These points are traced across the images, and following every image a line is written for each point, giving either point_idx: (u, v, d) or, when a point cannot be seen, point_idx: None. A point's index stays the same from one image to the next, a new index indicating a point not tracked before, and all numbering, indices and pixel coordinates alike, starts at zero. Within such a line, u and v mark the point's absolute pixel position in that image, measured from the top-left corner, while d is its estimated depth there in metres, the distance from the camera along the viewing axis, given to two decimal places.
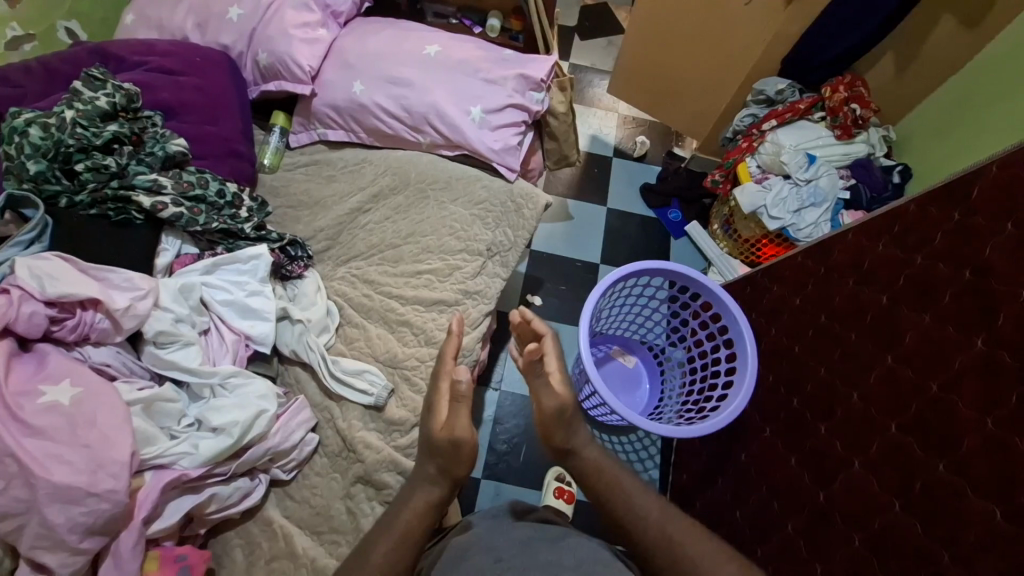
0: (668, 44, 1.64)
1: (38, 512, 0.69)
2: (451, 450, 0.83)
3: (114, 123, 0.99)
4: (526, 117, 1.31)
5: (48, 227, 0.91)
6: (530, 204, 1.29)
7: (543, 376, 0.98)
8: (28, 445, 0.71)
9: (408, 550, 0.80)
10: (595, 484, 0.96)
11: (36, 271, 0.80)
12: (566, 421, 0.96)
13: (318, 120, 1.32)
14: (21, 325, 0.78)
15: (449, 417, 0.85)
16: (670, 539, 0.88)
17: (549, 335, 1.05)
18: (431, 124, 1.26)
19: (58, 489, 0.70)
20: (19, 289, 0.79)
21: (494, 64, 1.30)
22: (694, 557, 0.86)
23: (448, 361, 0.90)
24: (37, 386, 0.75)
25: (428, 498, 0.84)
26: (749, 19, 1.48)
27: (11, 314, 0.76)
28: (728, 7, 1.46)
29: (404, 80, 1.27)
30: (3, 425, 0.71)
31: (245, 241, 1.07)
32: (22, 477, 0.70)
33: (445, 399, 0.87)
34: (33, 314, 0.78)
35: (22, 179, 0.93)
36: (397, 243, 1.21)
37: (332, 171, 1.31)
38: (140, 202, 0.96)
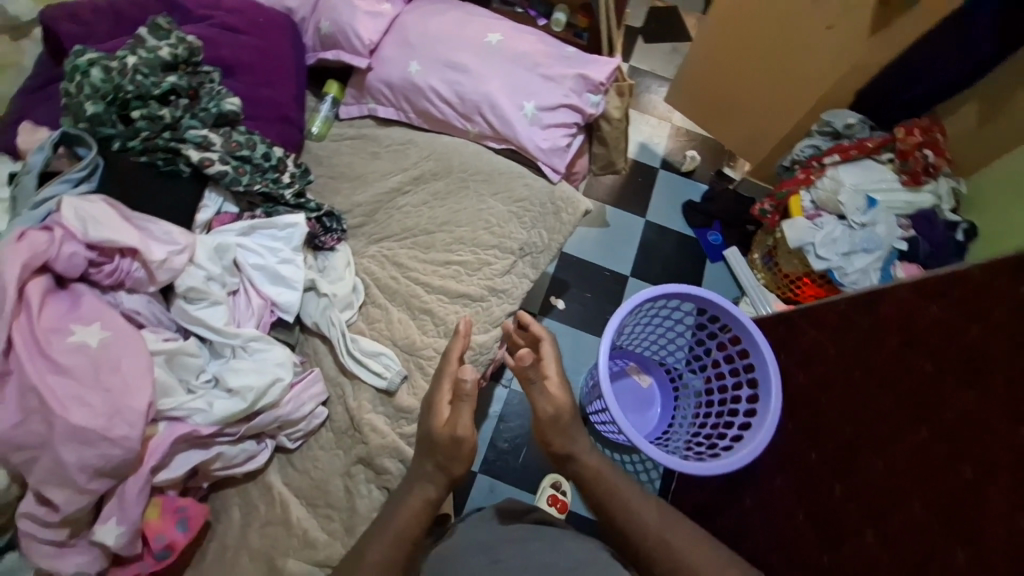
0: (737, 61, 1.58)
1: (52, 448, 0.72)
2: (451, 447, 0.83)
3: (173, 75, 0.98)
4: (579, 119, 1.27)
5: (99, 168, 0.92)
6: (569, 208, 1.29)
7: (537, 382, 0.98)
8: (52, 382, 0.73)
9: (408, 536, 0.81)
10: (593, 488, 0.95)
11: (82, 214, 0.81)
12: (564, 428, 0.96)
13: (371, 95, 1.32)
14: (60, 263, 0.78)
15: (450, 416, 0.85)
16: (667, 558, 0.87)
17: (546, 339, 1.03)
18: (482, 114, 1.25)
19: (74, 429, 0.72)
20: (62, 228, 0.80)
21: (555, 61, 1.26)
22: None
23: (451, 363, 0.91)
24: (68, 325, 0.77)
25: (427, 490, 0.85)
26: (825, 47, 1.42)
27: (52, 253, 0.77)
28: (807, 33, 1.41)
29: (461, 65, 1.25)
30: (32, 362, 0.73)
31: (284, 206, 1.08)
32: (41, 413, 0.72)
33: (446, 399, 0.88)
34: (72, 255, 0.79)
35: (79, 118, 0.93)
36: (429, 232, 1.23)
37: (377, 147, 1.32)
38: (189, 156, 0.96)
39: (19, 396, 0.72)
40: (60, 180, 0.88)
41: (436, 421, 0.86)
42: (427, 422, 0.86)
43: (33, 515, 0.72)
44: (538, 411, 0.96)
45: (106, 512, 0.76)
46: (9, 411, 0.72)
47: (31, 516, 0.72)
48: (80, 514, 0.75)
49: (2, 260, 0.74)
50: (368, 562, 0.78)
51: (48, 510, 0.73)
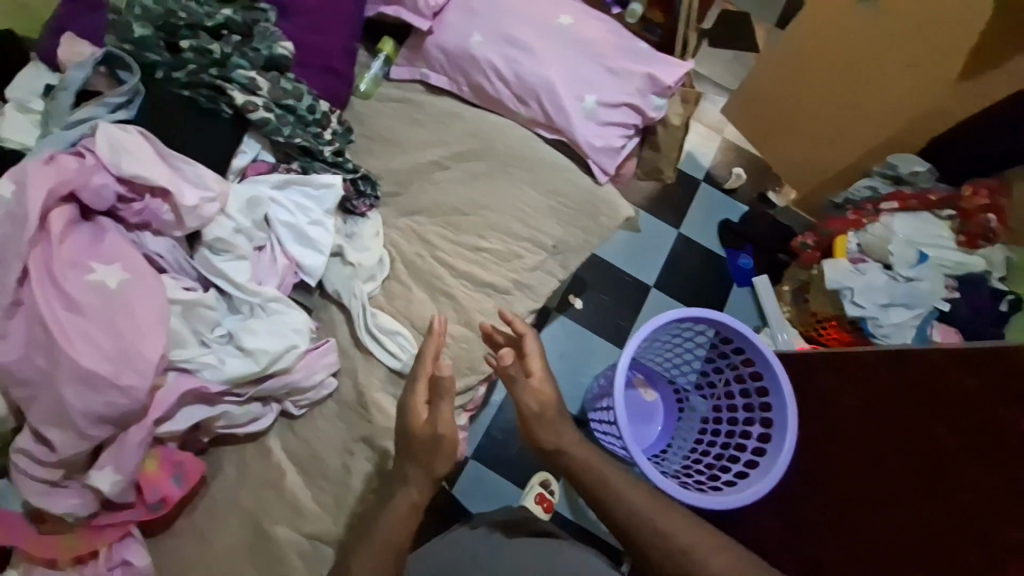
0: (806, 82, 1.51)
1: (56, 389, 0.69)
2: (429, 442, 0.81)
3: (229, 9, 0.93)
4: (638, 121, 1.21)
5: (138, 97, 0.88)
6: (609, 213, 1.23)
7: (519, 380, 0.94)
8: (64, 319, 0.70)
9: (398, 526, 0.81)
10: (582, 477, 0.93)
11: (114, 143, 0.78)
12: (549, 422, 0.94)
13: (425, 60, 1.26)
14: (87, 194, 0.76)
15: (430, 415, 0.81)
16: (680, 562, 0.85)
17: (529, 333, 0.96)
18: (537, 99, 1.18)
19: (82, 373, 0.70)
20: (94, 156, 0.77)
21: (623, 55, 1.19)
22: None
23: (425, 364, 0.84)
24: (87, 262, 0.73)
25: (411, 494, 0.83)
26: (896, 90, 1.38)
27: (80, 181, 0.75)
28: (881, 70, 1.37)
29: (525, 43, 1.18)
30: (43, 289, 0.70)
31: (320, 163, 1.03)
32: (49, 351, 0.70)
33: (422, 400, 0.83)
34: (101, 187, 0.76)
35: (123, 38, 0.88)
36: (462, 213, 1.18)
37: (421, 115, 1.26)
38: (233, 97, 0.92)
39: (29, 329, 0.70)
40: (96, 103, 0.85)
41: (414, 422, 0.82)
42: (406, 424, 0.82)
43: (31, 451, 0.71)
44: (521, 407, 0.93)
45: (101, 457, 0.74)
46: (18, 341, 0.70)
47: (26, 453, 0.71)
48: (77, 457, 0.73)
49: (27, 183, 0.72)
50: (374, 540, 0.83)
51: (43, 448, 0.71)
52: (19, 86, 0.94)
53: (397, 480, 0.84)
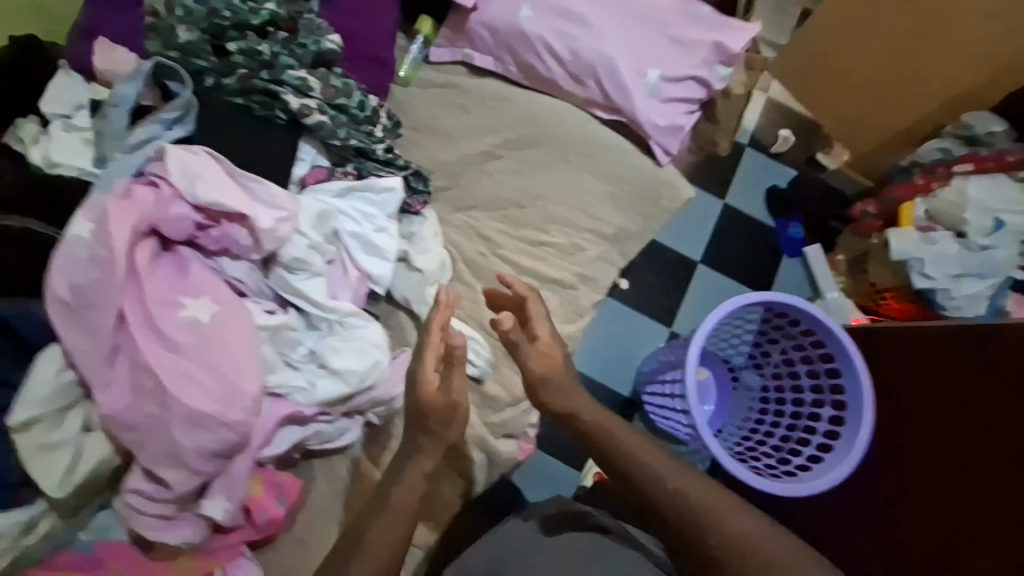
0: (879, 21, 1.39)
1: (168, 432, 0.70)
2: (445, 412, 0.78)
3: (273, 1, 0.86)
4: (702, 95, 1.13)
5: (193, 110, 0.82)
6: (670, 195, 1.17)
7: (524, 345, 0.88)
8: (165, 362, 0.70)
9: (409, 496, 0.78)
10: (594, 444, 0.85)
11: (187, 171, 0.76)
12: (559, 386, 0.87)
13: (469, 39, 1.17)
14: (167, 226, 0.75)
15: (441, 384, 0.78)
16: (694, 517, 0.77)
17: (532, 295, 0.90)
18: (595, 77, 1.10)
19: (191, 415, 0.70)
20: (169, 186, 0.75)
21: (683, 22, 1.11)
22: (713, 549, 0.76)
23: (433, 333, 0.79)
24: (178, 298, 0.73)
25: (424, 463, 0.80)
26: (976, 40, 1.29)
27: (160, 214, 0.73)
28: (959, 19, 1.29)
29: (579, 16, 1.09)
30: (142, 334, 0.70)
31: (374, 162, 0.97)
32: (156, 395, 0.70)
33: (432, 371, 0.79)
34: (180, 218, 0.75)
35: (168, 45, 0.83)
36: (519, 205, 1.14)
37: (466, 100, 1.19)
38: (287, 101, 0.86)
39: (132, 375, 0.70)
40: (150, 121, 0.80)
41: (423, 393, 0.78)
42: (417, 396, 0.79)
43: (146, 489, 0.72)
44: (528, 373, 0.87)
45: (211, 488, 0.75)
46: (124, 389, 0.70)
47: (140, 491, 0.73)
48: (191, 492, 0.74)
49: (110, 222, 0.71)
50: (387, 513, 0.78)
51: (156, 486, 0.73)
52: (54, 99, 0.87)
53: (410, 452, 0.81)
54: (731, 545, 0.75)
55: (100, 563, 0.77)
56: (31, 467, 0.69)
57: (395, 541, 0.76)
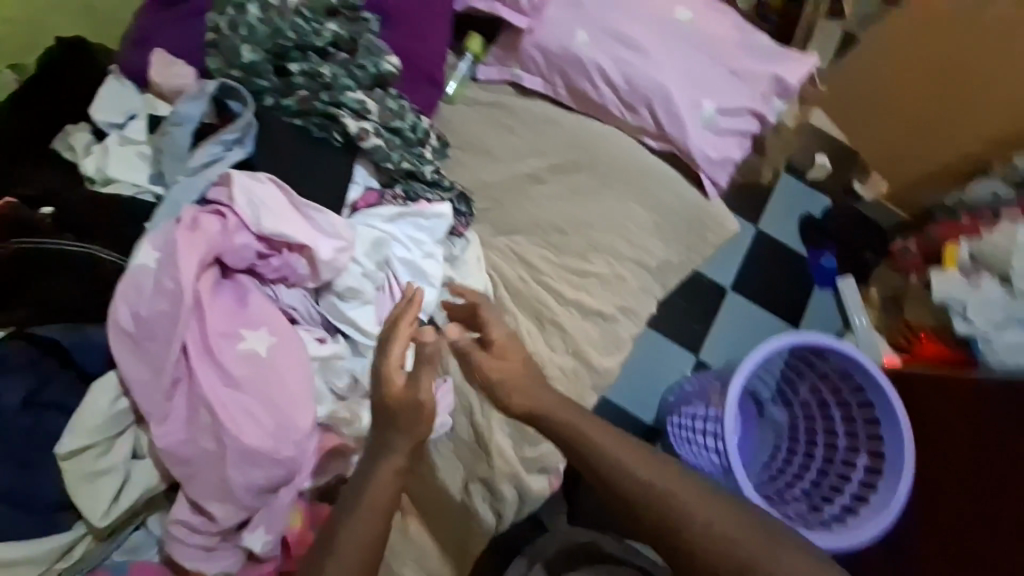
0: (942, 43, 1.32)
1: (220, 467, 0.70)
2: (410, 409, 0.72)
3: (335, 23, 0.86)
4: (756, 128, 1.10)
5: (252, 129, 0.81)
6: (715, 228, 1.15)
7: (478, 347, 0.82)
8: (223, 396, 0.71)
9: (382, 494, 0.70)
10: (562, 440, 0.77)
11: (252, 200, 0.76)
12: (524, 386, 0.79)
13: (520, 60, 1.15)
14: (230, 255, 0.75)
15: (408, 382, 0.73)
16: (666, 515, 0.71)
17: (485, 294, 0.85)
18: (649, 106, 1.08)
19: (245, 451, 0.70)
20: (233, 216, 0.76)
21: (740, 53, 1.09)
22: (687, 541, 0.69)
23: (399, 330, 0.75)
24: (238, 330, 0.73)
25: (396, 459, 0.72)
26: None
27: (224, 244, 0.74)
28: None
29: (636, 44, 1.07)
30: (202, 367, 0.71)
31: (422, 184, 0.94)
32: (212, 430, 0.70)
33: (397, 367, 0.74)
34: (243, 247, 0.75)
35: (230, 64, 0.83)
36: (562, 233, 1.11)
37: (512, 121, 1.16)
38: (345, 125, 0.85)
39: (189, 410, 0.71)
40: (213, 143, 0.79)
41: (389, 390, 0.73)
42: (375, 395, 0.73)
43: (190, 521, 0.71)
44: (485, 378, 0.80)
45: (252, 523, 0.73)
46: (180, 422, 0.71)
47: (185, 522, 0.71)
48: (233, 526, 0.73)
49: (178, 252, 0.71)
50: (357, 512, 0.69)
51: (201, 516, 0.72)
52: (103, 107, 0.86)
53: (380, 449, 0.73)
54: (703, 536, 0.69)
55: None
56: (75, 494, 0.68)
57: (366, 537, 0.68)
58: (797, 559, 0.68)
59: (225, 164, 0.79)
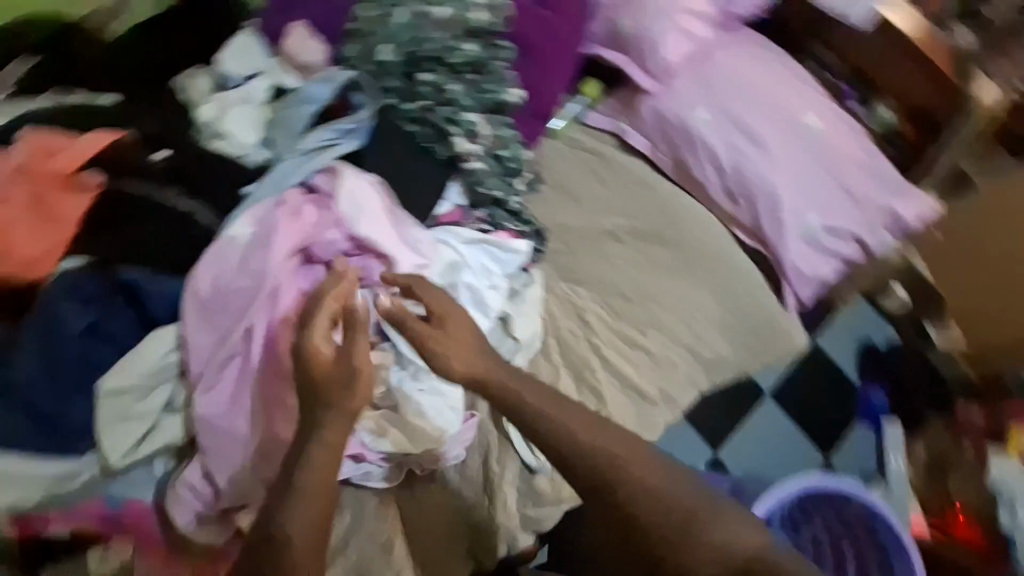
0: None
1: (244, 451, 0.69)
2: (340, 381, 0.64)
3: (474, 44, 0.86)
4: (855, 254, 1.06)
5: (366, 126, 0.84)
6: (784, 340, 1.11)
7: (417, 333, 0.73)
8: (270, 385, 0.69)
9: (321, 472, 0.62)
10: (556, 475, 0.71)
11: (354, 200, 0.75)
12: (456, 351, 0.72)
13: (633, 117, 1.13)
14: (318, 248, 0.74)
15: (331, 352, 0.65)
16: (606, 481, 0.69)
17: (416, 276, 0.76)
18: (751, 200, 1.05)
19: (274, 442, 0.69)
20: (333, 211, 0.75)
21: (862, 177, 1.05)
22: (631, 509, 0.69)
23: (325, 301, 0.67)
24: None
25: (329, 436, 0.63)
26: None
27: (316, 236, 0.73)
28: None
29: (758, 136, 1.04)
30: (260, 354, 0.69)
31: (505, 211, 0.94)
32: (251, 412, 0.69)
33: (323, 333, 0.66)
34: (331, 243, 0.74)
35: (366, 58, 0.85)
36: (625, 298, 1.08)
37: (606, 173, 1.14)
38: (456, 142, 0.85)
39: (235, 389, 0.69)
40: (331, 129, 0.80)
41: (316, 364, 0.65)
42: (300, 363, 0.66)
43: (195, 488, 0.69)
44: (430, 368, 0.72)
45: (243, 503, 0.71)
46: (223, 397, 0.69)
47: (190, 487, 0.69)
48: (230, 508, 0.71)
49: (274, 232, 0.71)
50: (303, 496, 0.61)
51: (209, 489, 0.70)
52: (236, 58, 0.88)
53: (309, 422, 0.64)
54: (647, 500, 0.69)
55: (121, 526, 0.69)
56: (104, 432, 0.65)
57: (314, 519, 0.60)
58: (733, 531, 0.68)
59: (336, 150, 0.80)
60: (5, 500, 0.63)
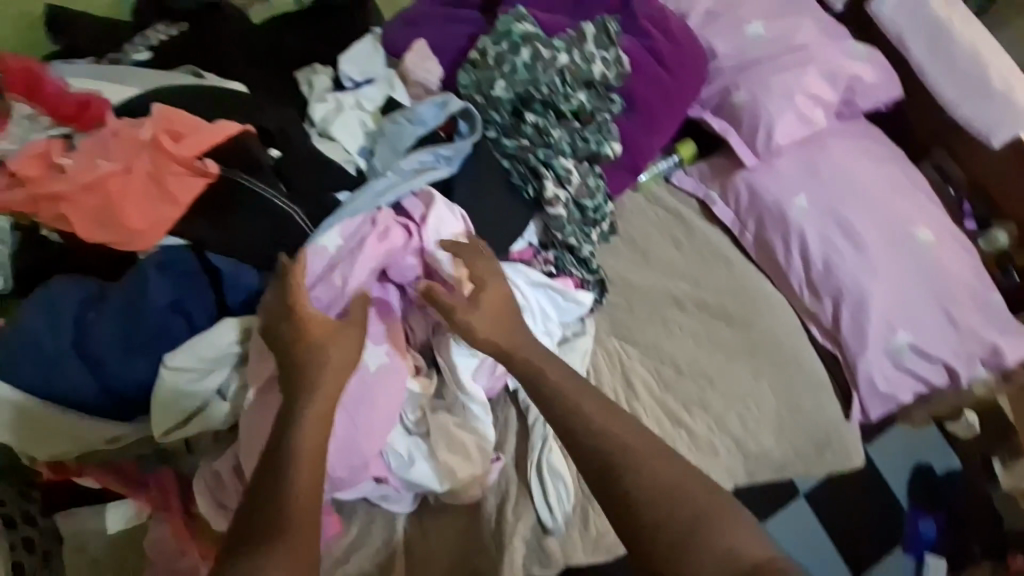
0: None
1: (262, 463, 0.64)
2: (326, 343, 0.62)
3: (585, 95, 0.87)
4: (941, 381, 0.97)
5: (463, 153, 0.81)
6: (842, 454, 1.02)
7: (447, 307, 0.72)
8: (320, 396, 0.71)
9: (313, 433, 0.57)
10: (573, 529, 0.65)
11: (437, 229, 0.76)
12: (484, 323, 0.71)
13: (724, 187, 1.09)
14: (393, 270, 0.74)
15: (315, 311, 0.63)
16: (611, 462, 0.60)
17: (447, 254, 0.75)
18: (836, 300, 0.98)
19: None
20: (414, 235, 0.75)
21: (966, 304, 0.97)
22: (633, 499, 0.58)
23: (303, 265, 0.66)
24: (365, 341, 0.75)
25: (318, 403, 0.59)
26: None
27: (394, 259, 0.73)
28: None
29: (857, 236, 0.98)
30: None
31: (576, 262, 0.90)
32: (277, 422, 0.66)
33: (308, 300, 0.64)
34: (407, 268, 0.74)
35: (479, 90, 0.86)
36: (678, 371, 1.00)
37: (683, 237, 1.09)
38: (546, 186, 0.85)
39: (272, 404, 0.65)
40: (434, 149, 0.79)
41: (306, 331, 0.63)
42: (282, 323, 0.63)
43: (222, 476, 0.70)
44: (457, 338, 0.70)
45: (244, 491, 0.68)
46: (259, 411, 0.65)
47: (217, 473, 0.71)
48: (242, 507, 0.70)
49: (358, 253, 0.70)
50: (298, 463, 0.55)
51: (234, 476, 0.70)
52: (354, 64, 0.90)
53: (300, 386, 0.60)
54: (653, 490, 0.58)
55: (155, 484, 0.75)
56: (154, 404, 0.63)
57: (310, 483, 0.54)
58: (751, 539, 0.55)
59: (431, 174, 0.78)
60: (47, 443, 0.65)
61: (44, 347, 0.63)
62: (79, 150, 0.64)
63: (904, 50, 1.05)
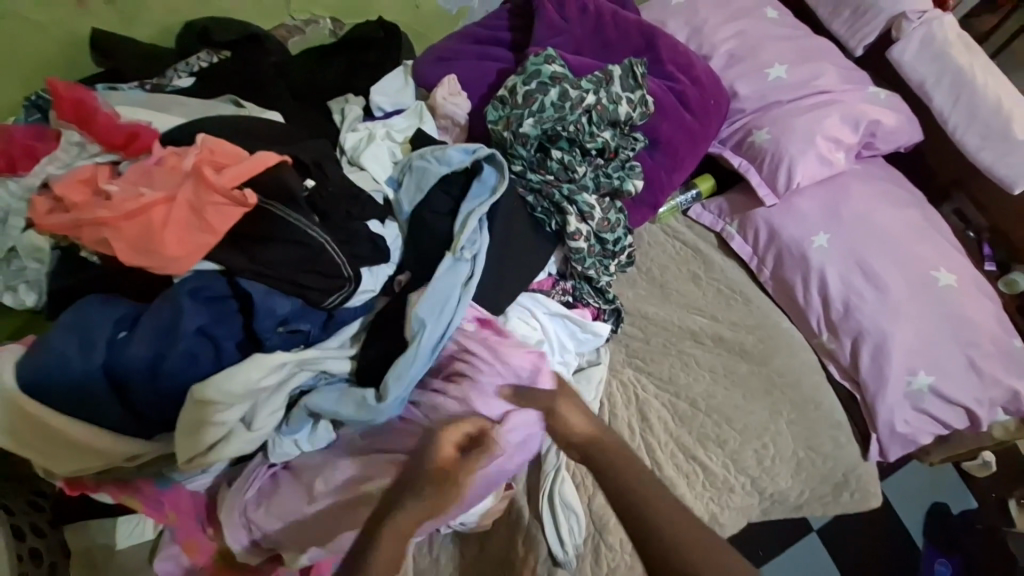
0: None
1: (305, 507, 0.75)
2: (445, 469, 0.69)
3: (610, 132, 0.89)
4: (960, 426, 0.97)
5: (493, 195, 0.81)
6: (855, 491, 1.03)
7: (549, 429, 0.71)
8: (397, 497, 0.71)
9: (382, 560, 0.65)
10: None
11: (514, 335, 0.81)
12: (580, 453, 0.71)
13: (741, 222, 1.10)
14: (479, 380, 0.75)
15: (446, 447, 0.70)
16: (675, 542, 0.61)
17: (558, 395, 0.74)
18: (856, 340, 0.97)
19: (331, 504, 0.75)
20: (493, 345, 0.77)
21: (994, 351, 0.95)
22: None
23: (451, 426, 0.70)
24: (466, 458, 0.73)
25: (404, 520, 0.67)
26: None
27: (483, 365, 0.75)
28: None
29: (879, 280, 0.97)
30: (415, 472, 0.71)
31: (592, 290, 0.92)
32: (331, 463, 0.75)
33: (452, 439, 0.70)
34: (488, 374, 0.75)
35: (508, 127, 0.87)
36: (693, 405, 0.98)
37: (700, 270, 1.10)
38: (568, 220, 0.86)
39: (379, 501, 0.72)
40: (478, 211, 0.79)
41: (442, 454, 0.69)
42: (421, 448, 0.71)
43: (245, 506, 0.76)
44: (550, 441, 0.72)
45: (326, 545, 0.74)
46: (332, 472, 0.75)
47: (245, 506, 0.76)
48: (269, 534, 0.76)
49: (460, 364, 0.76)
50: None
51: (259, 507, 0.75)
52: (384, 95, 0.93)
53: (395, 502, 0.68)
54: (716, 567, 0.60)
55: (161, 507, 0.75)
56: (180, 430, 0.65)
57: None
58: None
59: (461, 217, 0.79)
60: (73, 463, 0.66)
61: (74, 368, 0.63)
62: (124, 178, 0.66)
63: (926, 96, 1.06)
